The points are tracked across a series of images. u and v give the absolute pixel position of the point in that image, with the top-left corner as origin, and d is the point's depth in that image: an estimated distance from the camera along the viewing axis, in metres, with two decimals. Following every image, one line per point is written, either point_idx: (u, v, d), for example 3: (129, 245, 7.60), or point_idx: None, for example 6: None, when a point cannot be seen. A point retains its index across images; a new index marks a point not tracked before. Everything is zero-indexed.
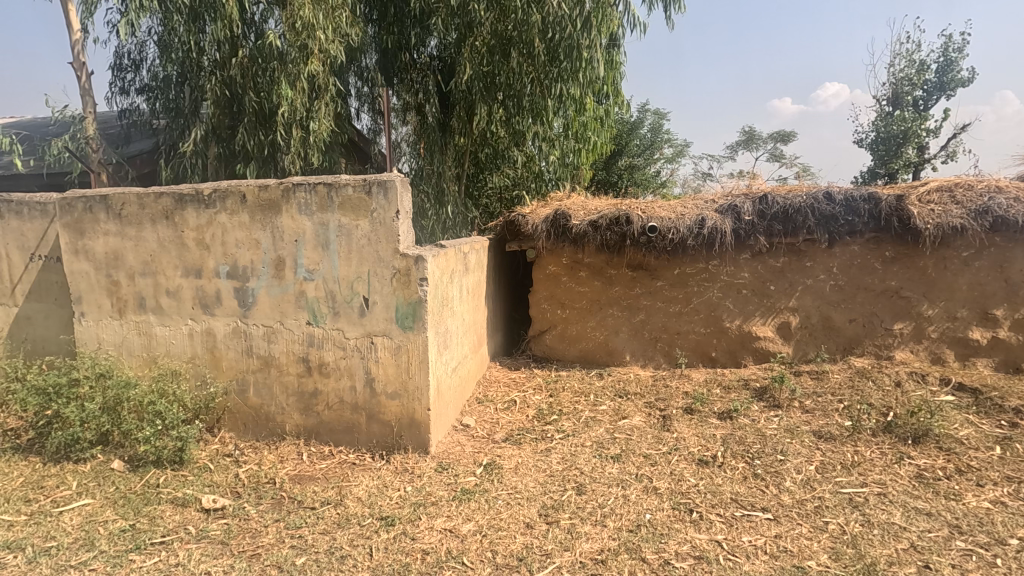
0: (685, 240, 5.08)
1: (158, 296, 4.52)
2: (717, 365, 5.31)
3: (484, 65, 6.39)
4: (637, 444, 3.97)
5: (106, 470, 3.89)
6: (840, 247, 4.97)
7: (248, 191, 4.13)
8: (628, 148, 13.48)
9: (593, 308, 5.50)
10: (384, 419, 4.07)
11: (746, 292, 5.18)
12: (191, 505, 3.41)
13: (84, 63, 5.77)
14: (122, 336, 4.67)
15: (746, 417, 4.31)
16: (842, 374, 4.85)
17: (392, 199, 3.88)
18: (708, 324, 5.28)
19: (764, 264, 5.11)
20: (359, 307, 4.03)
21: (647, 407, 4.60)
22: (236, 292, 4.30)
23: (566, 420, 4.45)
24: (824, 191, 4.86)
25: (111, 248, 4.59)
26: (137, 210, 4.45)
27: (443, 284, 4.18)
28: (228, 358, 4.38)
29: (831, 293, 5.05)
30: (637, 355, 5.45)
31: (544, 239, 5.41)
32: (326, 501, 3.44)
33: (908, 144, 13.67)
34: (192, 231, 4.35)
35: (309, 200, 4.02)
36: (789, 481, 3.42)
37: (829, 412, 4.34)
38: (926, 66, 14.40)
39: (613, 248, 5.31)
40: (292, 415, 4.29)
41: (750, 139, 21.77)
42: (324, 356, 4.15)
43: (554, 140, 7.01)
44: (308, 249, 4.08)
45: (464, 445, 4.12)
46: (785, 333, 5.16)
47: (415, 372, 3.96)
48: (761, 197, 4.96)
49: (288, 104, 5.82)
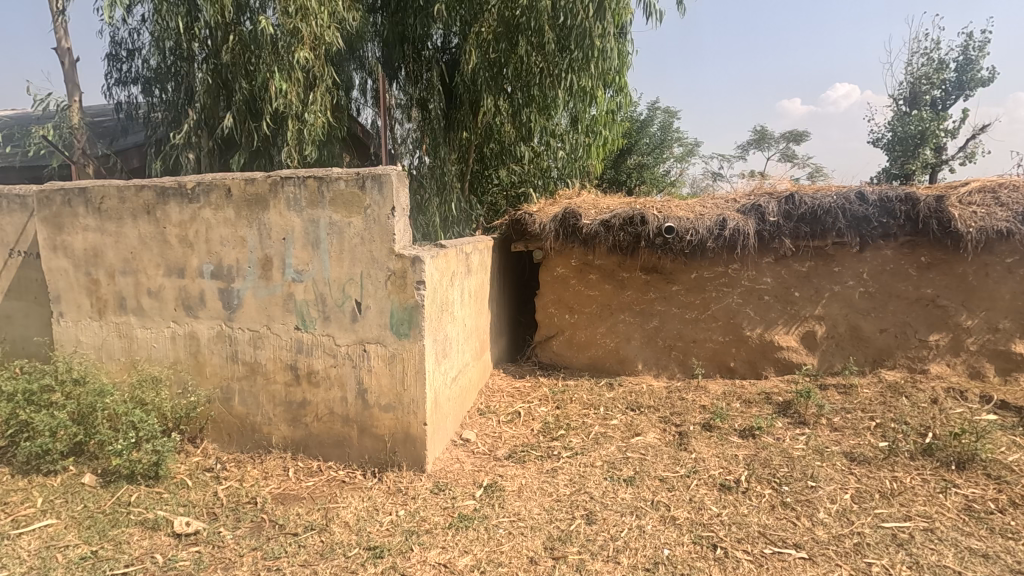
0: (704, 242, 4.74)
1: (139, 296, 4.23)
2: (736, 375, 4.96)
3: (490, 53, 6.03)
4: (652, 465, 3.64)
5: (77, 485, 3.60)
6: (871, 251, 4.60)
7: (234, 184, 3.83)
8: (637, 144, 13.17)
9: (604, 314, 5.16)
10: (377, 433, 3.75)
11: (768, 299, 4.82)
12: (162, 529, 3.11)
13: (70, 50, 5.48)
14: (102, 338, 4.37)
15: (770, 436, 3.96)
16: (873, 389, 4.50)
17: (388, 195, 3.56)
18: (727, 332, 4.94)
19: (789, 268, 4.75)
20: (352, 311, 3.71)
21: (662, 422, 4.26)
22: (220, 293, 4.00)
23: (574, 435, 4.12)
24: (856, 191, 4.51)
25: (90, 244, 4.30)
26: (118, 204, 4.17)
27: (442, 287, 3.86)
28: (212, 363, 4.09)
29: (861, 301, 4.69)
30: (649, 364, 5.11)
31: (553, 239, 5.09)
32: (310, 526, 3.13)
33: (925, 144, 13.27)
34: (175, 227, 4.05)
35: (298, 194, 3.70)
36: (824, 512, 3.07)
37: (860, 431, 3.99)
38: (945, 65, 13.97)
39: (626, 250, 4.97)
40: (279, 426, 3.98)
41: (762, 139, 21.31)
42: (314, 364, 3.84)
43: (562, 135, 6.64)
44: (298, 248, 3.77)
45: (463, 463, 3.80)
46: (810, 342, 4.81)
47: (412, 383, 3.64)
48: (788, 196, 4.61)
49: (283, 97, 5.55)
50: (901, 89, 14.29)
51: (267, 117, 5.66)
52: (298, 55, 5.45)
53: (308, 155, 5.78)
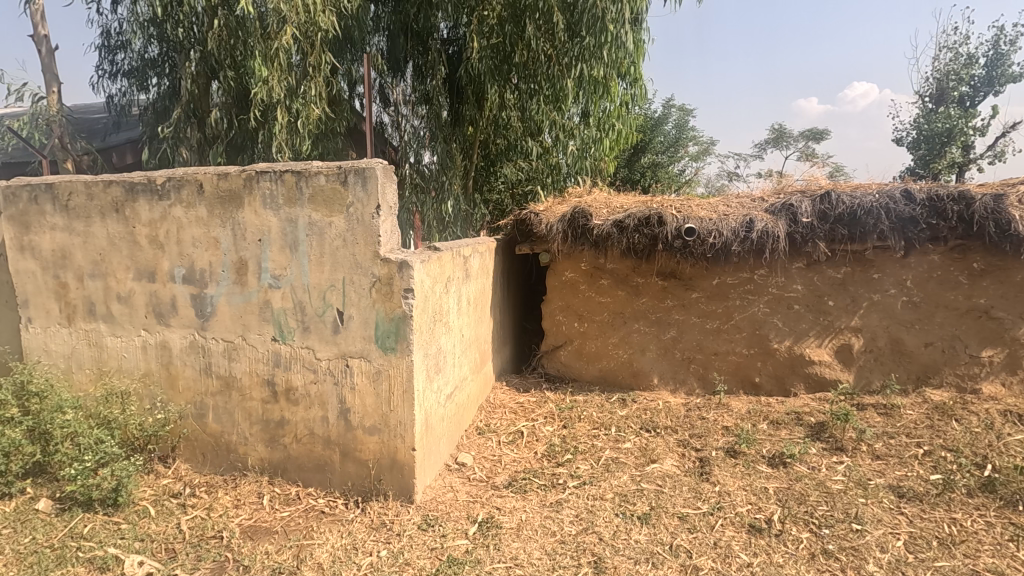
0: (728, 245, 4.28)
1: (109, 302, 3.88)
2: (761, 392, 4.50)
3: (493, 37, 5.63)
4: (671, 499, 3.20)
5: (30, 512, 3.24)
6: (916, 256, 4.13)
7: (206, 180, 3.47)
8: (651, 143, 12.65)
9: (616, 322, 4.73)
10: (360, 458, 3.36)
11: (798, 308, 4.36)
12: (111, 570, 2.76)
13: (46, 37, 5.25)
14: (72, 347, 4.03)
15: (804, 465, 3.51)
16: (917, 411, 4.02)
17: (372, 191, 3.17)
18: (752, 344, 4.48)
19: (822, 274, 4.29)
20: (333, 321, 3.33)
21: (680, 446, 3.82)
22: (193, 300, 3.64)
23: (582, 460, 3.69)
24: (901, 189, 4.03)
25: (58, 245, 3.96)
26: (86, 201, 3.83)
27: (434, 296, 3.46)
28: (185, 376, 3.72)
29: (903, 311, 4.22)
30: (666, 378, 4.67)
31: (560, 241, 4.66)
32: (277, 570, 2.75)
33: (952, 143, 12.64)
34: (144, 226, 3.69)
35: (275, 190, 3.32)
36: (874, 565, 2.62)
37: (907, 461, 3.54)
38: (974, 60, 13.31)
39: (640, 253, 4.53)
40: (255, 447, 3.61)
41: (780, 137, 20.68)
42: (292, 380, 3.46)
43: (573, 130, 6.23)
44: (274, 251, 3.39)
45: (457, 493, 3.39)
46: (846, 357, 4.34)
47: (399, 404, 3.24)
48: (823, 195, 4.14)
49: (264, 84, 5.16)
50: (927, 85, 13.66)
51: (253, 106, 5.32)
52: (280, 41, 5.09)
53: (300, 148, 5.43)
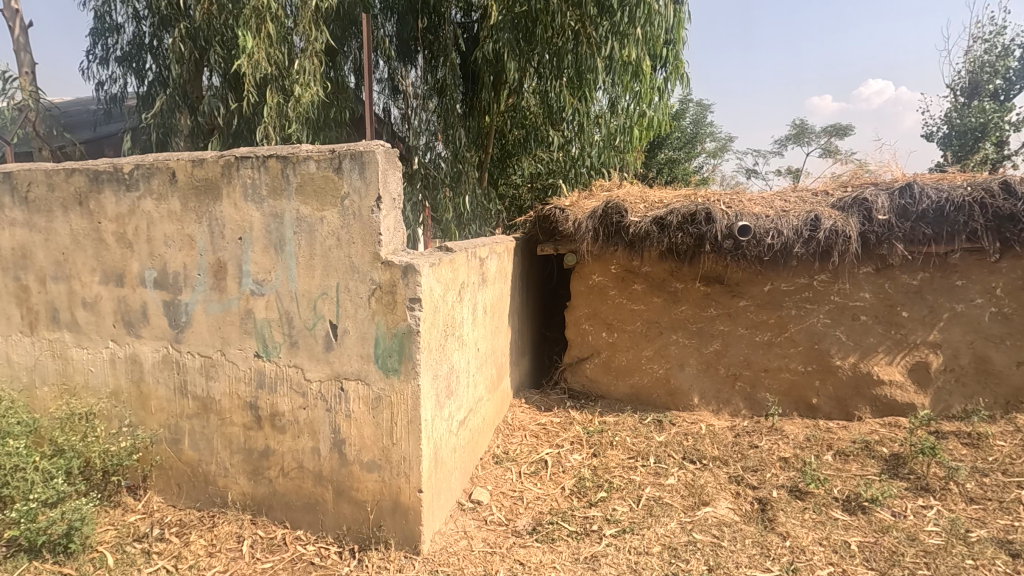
0: (788, 246, 3.70)
1: (74, 308, 3.38)
2: (819, 416, 3.91)
3: (517, 6, 5.00)
4: (732, 557, 2.63)
5: None
6: (1009, 260, 3.53)
7: (179, 167, 2.94)
8: (668, 139, 12.02)
9: (651, 334, 4.15)
10: (357, 498, 2.83)
11: (866, 319, 3.77)
12: None
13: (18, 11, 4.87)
14: (34, 359, 3.52)
15: (887, 512, 2.94)
16: (1010, 442, 3.42)
17: (371, 179, 2.63)
18: (811, 360, 3.89)
19: (894, 280, 3.70)
20: (326, 336, 2.80)
21: (734, 484, 3.25)
22: (166, 307, 3.12)
23: (619, 500, 3.14)
24: (999, 180, 3.43)
25: (18, 242, 3.46)
26: (46, 192, 3.32)
27: (446, 307, 2.92)
28: (158, 396, 3.21)
29: (991, 325, 3.61)
30: (707, 397, 4.09)
31: (590, 240, 4.09)
32: None
33: (987, 139, 11.83)
34: (111, 222, 3.18)
35: (257, 180, 2.80)
36: None
37: (1011, 507, 2.94)
38: (1011, 51, 12.47)
39: (681, 254, 3.95)
40: (236, 480, 3.09)
41: (800, 133, 19.89)
42: (278, 404, 2.93)
43: (598, 118, 5.67)
44: (257, 252, 2.86)
45: (473, 541, 2.85)
46: (921, 376, 3.74)
47: (403, 437, 2.70)
48: (902, 188, 3.54)
49: (252, 58, 4.63)
50: (959, 78, 12.86)
51: (246, 80, 4.68)
52: None
53: (288, 133, 4.82)
